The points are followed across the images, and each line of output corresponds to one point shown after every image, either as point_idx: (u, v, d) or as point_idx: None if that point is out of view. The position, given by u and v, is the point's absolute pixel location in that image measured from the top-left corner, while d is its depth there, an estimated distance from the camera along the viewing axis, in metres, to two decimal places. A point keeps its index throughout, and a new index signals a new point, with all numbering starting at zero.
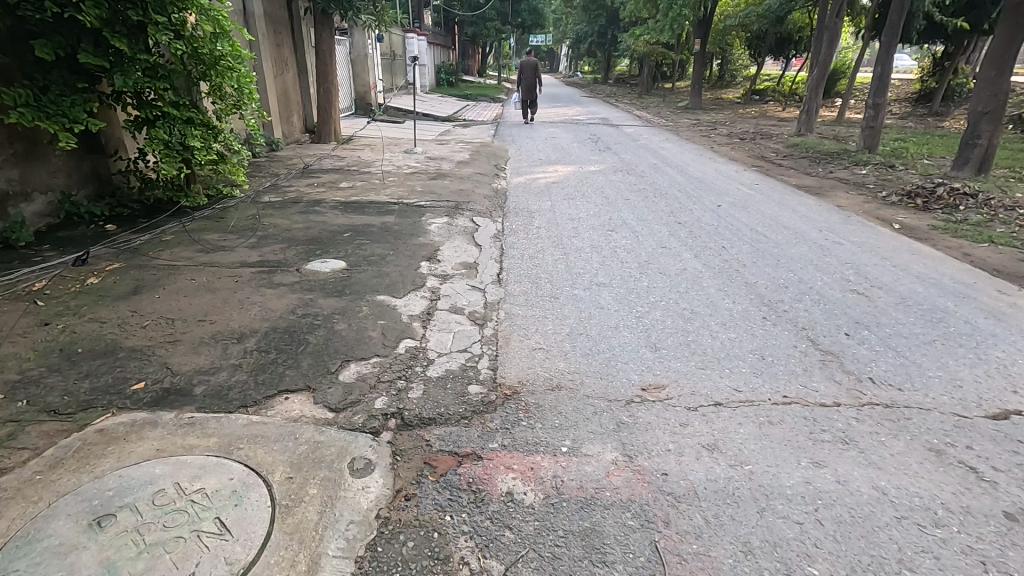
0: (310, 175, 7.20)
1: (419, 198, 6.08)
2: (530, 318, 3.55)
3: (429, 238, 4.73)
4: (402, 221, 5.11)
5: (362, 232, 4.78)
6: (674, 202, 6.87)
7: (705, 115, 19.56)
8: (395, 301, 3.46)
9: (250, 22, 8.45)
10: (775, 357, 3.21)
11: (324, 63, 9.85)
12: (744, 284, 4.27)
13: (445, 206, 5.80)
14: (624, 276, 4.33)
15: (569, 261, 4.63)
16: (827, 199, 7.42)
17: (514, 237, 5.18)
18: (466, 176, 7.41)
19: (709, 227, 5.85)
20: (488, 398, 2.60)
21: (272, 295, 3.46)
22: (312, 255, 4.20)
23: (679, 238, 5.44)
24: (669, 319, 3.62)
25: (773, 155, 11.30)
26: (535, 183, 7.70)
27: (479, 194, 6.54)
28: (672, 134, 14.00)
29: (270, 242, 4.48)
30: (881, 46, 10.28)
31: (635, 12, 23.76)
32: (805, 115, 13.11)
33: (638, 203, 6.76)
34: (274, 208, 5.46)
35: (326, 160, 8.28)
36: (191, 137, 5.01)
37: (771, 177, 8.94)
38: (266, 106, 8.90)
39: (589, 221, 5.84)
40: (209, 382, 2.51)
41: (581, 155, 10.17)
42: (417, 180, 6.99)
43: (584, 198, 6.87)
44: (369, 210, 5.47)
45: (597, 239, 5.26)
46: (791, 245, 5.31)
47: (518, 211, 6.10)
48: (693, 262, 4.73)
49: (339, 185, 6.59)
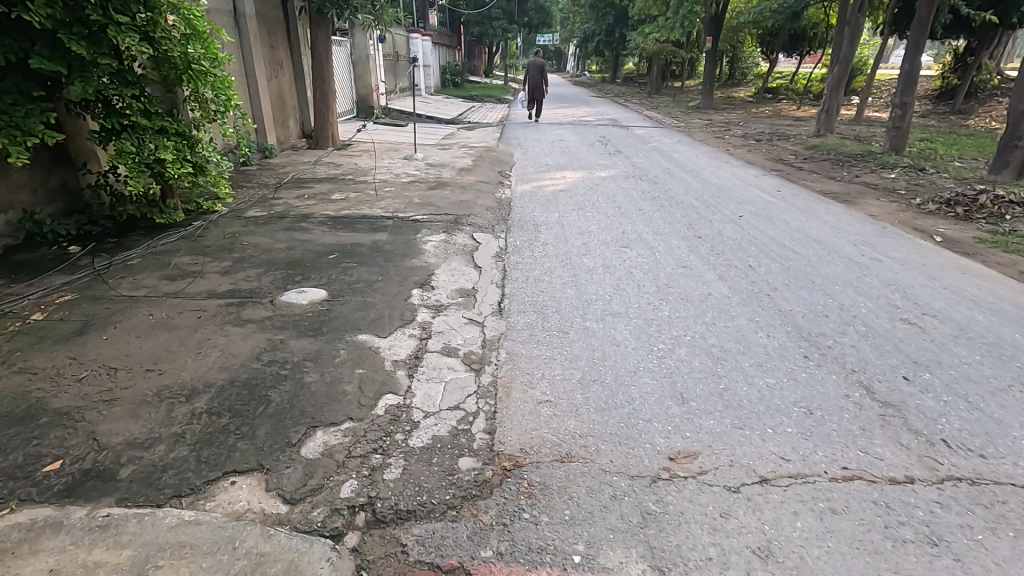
0: (301, 185, 6.76)
1: (416, 212, 5.62)
2: (536, 359, 3.07)
3: (423, 260, 4.26)
4: (395, 240, 4.65)
5: (349, 252, 4.32)
6: (692, 212, 6.36)
7: (717, 115, 18.96)
8: (378, 342, 2.99)
9: (240, 22, 8.03)
10: (825, 411, 2.70)
11: (320, 64, 9.42)
12: (778, 313, 3.77)
13: (443, 221, 5.34)
14: (641, 304, 3.84)
15: (579, 285, 4.15)
16: (858, 207, 6.88)
17: (519, 256, 4.70)
18: (469, 185, 6.94)
19: (731, 242, 5.34)
20: (482, 477, 2.13)
21: (236, 335, 3.00)
22: (291, 282, 3.75)
23: (700, 255, 4.94)
24: (696, 360, 3.12)
25: (793, 157, 10.75)
26: (542, 191, 7.21)
27: (481, 206, 6.06)
28: (684, 136, 13.46)
29: (246, 266, 4.03)
30: (908, 42, 9.71)
31: (644, 10, 23.18)
32: (824, 115, 12.53)
33: (653, 213, 6.26)
34: (258, 225, 5.01)
35: (320, 168, 7.83)
36: (164, 148, 4.56)
37: (793, 183, 8.40)
38: (258, 110, 8.48)
39: (601, 235, 5.35)
40: (140, 461, 2.05)
41: (590, 159, 9.68)
42: (416, 190, 6.54)
43: (595, 209, 6.39)
44: (360, 226, 5.01)
45: (610, 257, 4.77)
46: (825, 263, 4.79)
47: (523, 224, 5.63)
48: (717, 285, 4.23)
49: (331, 197, 6.15)
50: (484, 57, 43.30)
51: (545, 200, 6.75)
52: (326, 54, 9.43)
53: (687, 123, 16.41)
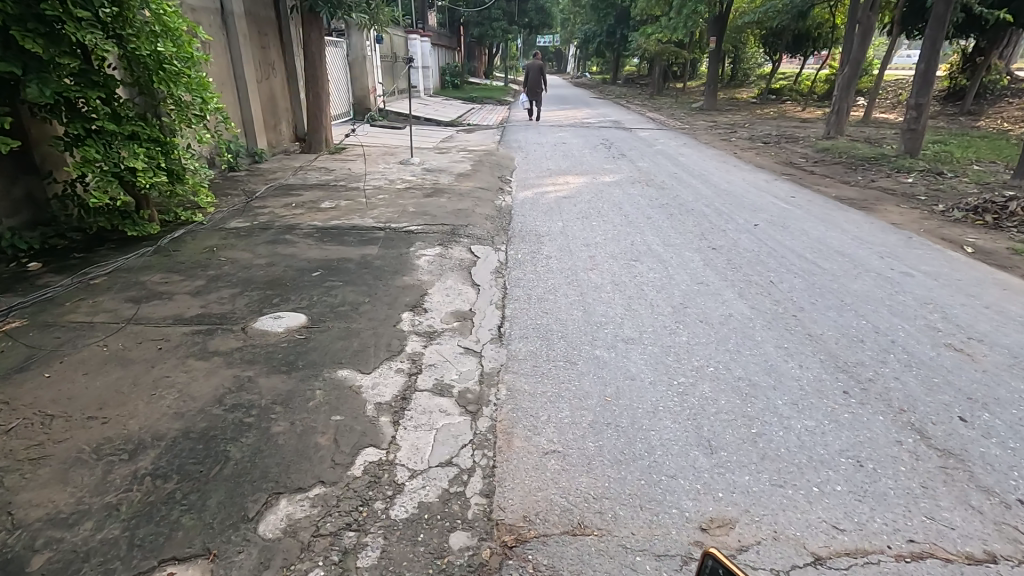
0: (290, 193, 6.38)
1: (410, 222, 5.24)
2: (541, 398, 2.70)
3: (414, 277, 3.88)
4: (386, 255, 4.28)
5: (334, 269, 3.95)
6: (704, 221, 5.99)
7: (722, 116, 18.57)
8: (360, 379, 2.62)
9: (228, 22, 7.67)
10: (876, 462, 2.33)
11: (313, 66, 9.06)
12: (808, 338, 3.40)
13: (439, 232, 4.96)
14: (655, 328, 3.47)
15: (587, 306, 3.78)
16: (879, 214, 6.50)
17: (520, 271, 4.33)
18: (467, 192, 6.58)
19: (748, 254, 4.97)
20: (478, 559, 1.76)
21: (198, 371, 2.62)
22: (267, 304, 3.38)
23: (716, 269, 4.57)
24: (722, 399, 2.75)
25: (803, 160, 10.39)
26: (544, 198, 6.84)
27: (480, 215, 5.69)
28: (690, 138, 13.07)
29: (220, 285, 3.66)
30: (924, 41, 9.34)
31: (647, 9, 22.81)
32: (834, 117, 12.15)
33: (663, 223, 5.89)
34: (238, 237, 4.65)
35: (311, 174, 7.46)
36: (134, 155, 4.17)
37: (808, 188, 8.02)
38: (247, 113, 8.11)
39: (609, 248, 4.97)
40: (60, 545, 1.67)
41: (594, 163, 9.30)
42: (410, 198, 6.16)
43: (600, 217, 6.02)
44: (348, 239, 4.64)
45: (618, 272, 4.40)
46: (852, 279, 4.41)
47: (524, 235, 5.25)
48: (738, 306, 3.85)
49: (320, 205, 5.77)
50: (483, 58, 42.88)
51: (548, 208, 6.37)
52: (319, 55, 9.08)
53: (692, 125, 16.03)
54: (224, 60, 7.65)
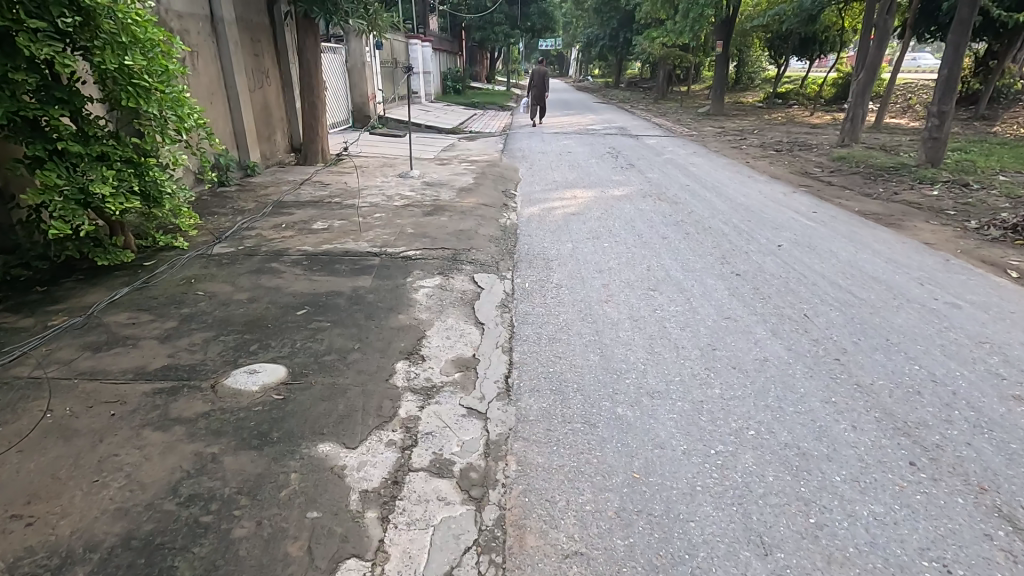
0: (280, 211, 5.99)
1: (407, 246, 4.85)
2: (557, 475, 2.29)
3: (411, 316, 3.48)
4: (380, 287, 3.88)
5: (323, 307, 3.56)
6: (724, 241, 5.58)
7: (729, 122, 18.15)
8: (344, 457, 2.22)
9: (218, 29, 7.31)
10: (968, 569, 1.92)
11: (309, 73, 8.68)
12: (857, 390, 2.99)
13: (439, 258, 4.57)
14: (684, 378, 3.06)
15: (604, 348, 3.37)
16: (909, 233, 6.08)
17: (528, 305, 3.93)
18: (469, 209, 6.20)
19: (775, 281, 4.56)
20: None
21: (153, 447, 2.22)
22: (244, 352, 2.98)
23: (743, 299, 4.16)
24: (769, 475, 2.35)
25: (819, 170, 9.99)
26: (551, 215, 6.44)
27: (483, 236, 5.28)
28: (699, 146, 12.66)
29: (193, 327, 3.27)
30: (947, 46, 8.95)
31: (652, 13, 22.44)
32: (849, 124, 11.74)
33: (680, 243, 5.48)
34: (220, 266, 4.26)
35: (305, 189, 7.07)
36: (99, 178, 3.76)
37: (828, 201, 7.60)
38: (239, 124, 7.73)
39: (624, 275, 4.57)
40: None
41: (601, 175, 8.90)
42: (409, 217, 5.76)
43: (612, 237, 5.63)
44: (340, 268, 4.25)
45: (636, 304, 4.01)
46: (894, 311, 4.00)
47: (531, 259, 4.86)
48: (773, 347, 3.45)
49: (311, 226, 5.38)
50: (485, 62, 42.52)
51: (556, 227, 5.97)
52: (315, 63, 8.69)
53: (698, 132, 15.62)
54: (213, 69, 7.28)
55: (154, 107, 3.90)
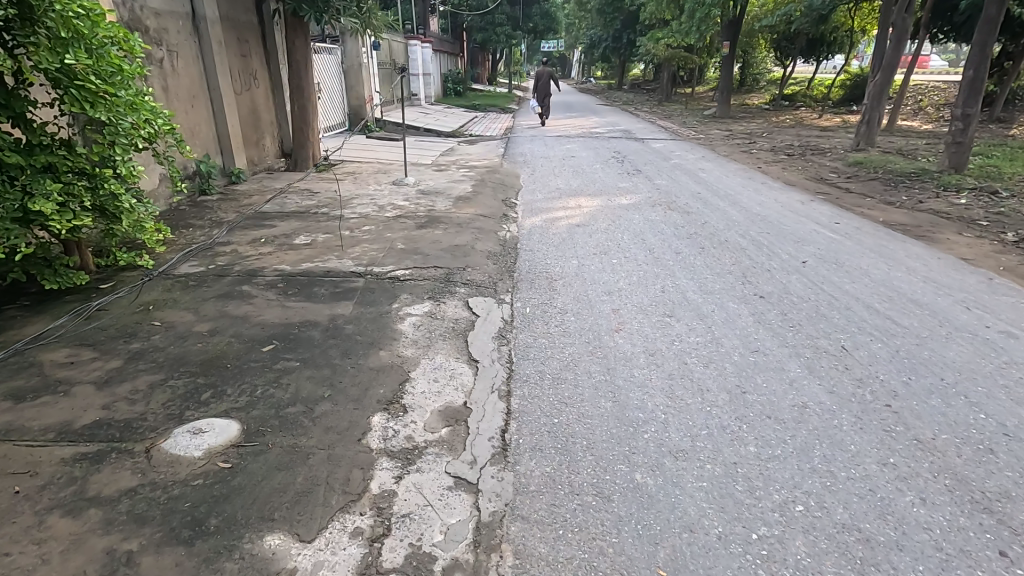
0: (262, 223, 5.54)
1: (396, 263, 4.40)
2: (565, 572, 1.83)
3: (394, 353, 3.02)
4: (361, 316, 3.43)
5: (294, 341, 3.11)
6: (743, 257, 5.11)
7: (737, 125, 17.67)
8: (297, 556, 1.76)
9: (200, 28, 6.88)
10: None
11: (299, 76, 8.26)
12: (919, 449, 2.52)
13: (430, 279, 4.12)
14: (711, 432, 2.61)
15: (617, 391, 2.91)
16: (942, 246, 5.60)
17: (529, 336, 3.47)
18: (466, 220, 5.75)
19: (803, 303, 4.11)
20: None
21: (56, 543, 1.76)
22: (195, 402, 2.52)
23: (770, 327, 3.71)
24: (829, 572, 1.88)
25: (834, 176, 9.53)
26: (554, 227, 5.99)
27: (480, 252, 4.82)
28: (708, 150, 12.19)
29: (140, 367, 2.82)
30: (973, 45, 8.49)
31: (656, 13, 21.98)
32: (865, 127, 11.24)
33: (695, 260, 5.03)
34: (184, 289, 3.81)
35: (292, 198, 6.62)
36: (43, 194, 3.28)
37: (849, 211, 7.14)
38: (223, 129, 7.30)
39: (637, 298, 4.11)
40: None
41: (607, 181, 8.44)
42: (400, 229, 5.31)
43: (620, 252, 5.17)
44: (318, 292, 3.80)
45: (651, 334, 3.56)
46: (943, 343, 3.53)
47: (533, 279, 4.41)
48: (812, 389, 2.98)
49: (293, 241, 4.93)
50: (486, 64, 42.11)
51: (560, 240, 5.51)
52: (305, 64, 8.27)
53: (706, 135, 15.18)
54: (195, 70, 6.85)
55: (102, 111, 3.42)
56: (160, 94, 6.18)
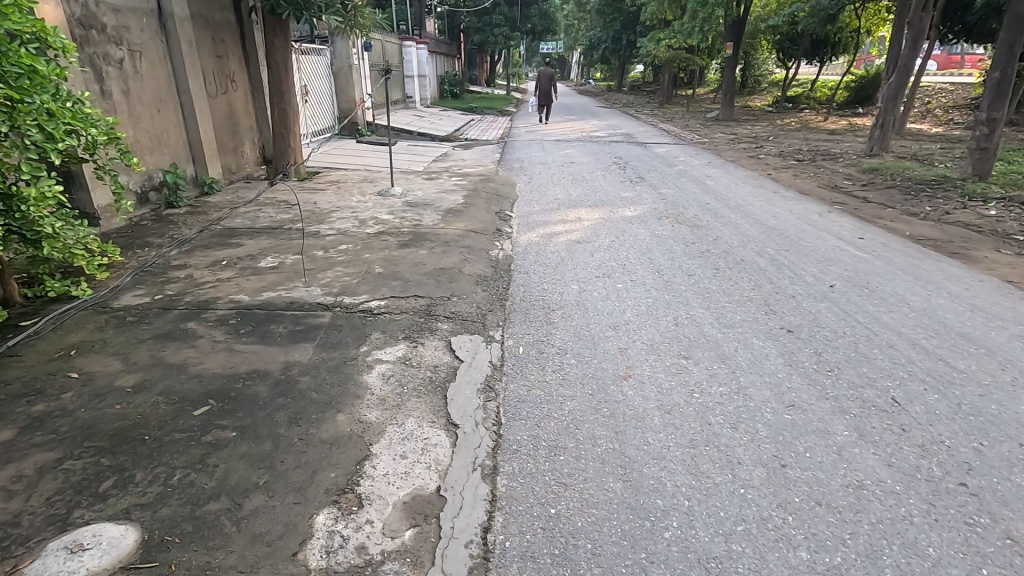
0: (228, 241, 5.00)
1: (371, 293, 3.84)
2: None
3: (355, 417, 2.47)
4: (321, 364, 2.88)
5: (235, 399, 2.56)
6: (762, 281, 4.58)
7: (741, 128, 17.17)
8: None
9: (167, 26, 6.34)
10: None
11: (278, 77, 7.72)
12: (1018, 554, 1.97)
13: (409, 312, 3.57)
14: (750, 529, 2.06)
15: (628, 467, 2.36)
16: (982, 266, 5.05)
17: (521, 386, 2.92)
18: (455, 237, 5.21)
19: (839, 340, 3.57)
20: None
21: None
22: (90, 496, 1.96)
23: (804, 372, 3.17)
24: None
25: (849, 183, 9.01)
26: (552, 243, 5.46)
27: (468, 276, 4.27)
28: (714, 155, 11.64)
29: (36, 439, 2.26)
30: (1000, 45, 8.00)
31: (658, 13, 21.46)
32: (879, 131, 10.71)
33: (710, 284, 4.49)
34: (119, 327, 3.26)
35: (266, 211, 6.08)
36: None
37: (871, 223, 6.61)
38: (194, 135, 6.76)
39: (647, 335, 3.57)
40: None
41: (609, 190, 7.90)
42: (380, 249, 4.76)
43: (626, 275, 4.64)
44: (274, 330, 3.24)
45: (665, 383, 3.02)
46: (1013, 393, 2.98)
47: (528, 311, 3.87)
48: (866, 461, 2.44)
49: (258, 263, 4.38)
50: (485, 64, 41.65)
51: (558, 260, 4.97)
52: (285, 65, 7.72)
53: (710, 139, 14.69)
54: (162, 72, 6.31)
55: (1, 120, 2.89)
56: (119, 97, 5.65)
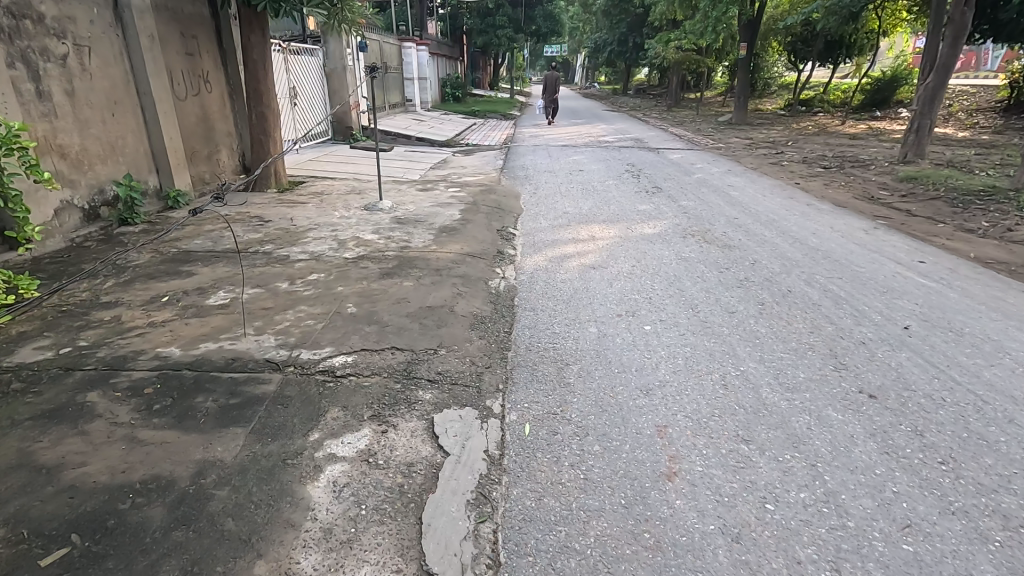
0: (178, 269, 4.20)
1: (336, 344, 3.04)
2: None
3: (282, 572, 1.65)
4: (249, 467, 2.06)
5: (110, 535, 1.75)
6: (820, 320, 3.77)
7: (755, 132, 16.35)
8: None
9: (123, 16, 5.55)
10: None
11: (256, 77, 6.95)
12: None
13: (382, 375, 2.76)
14: None
15: None
16: None
17: (527, 496, 2.11)
18: (449, 263, 4.40)
19: (941, 412, 2.74)
20: None
21: None
22: None
23: (909, 467, 2.35)
24: None
25: (886, 193, 8.19)
26: (563, 269, 4.65)
27: (461, 318, 3.47)
28: (733, 162, 10.80)
29: None
30: None
31: (668, 13, 20.66)
32: (914, 136, 9.86)
33: (759, 325, 3.67)
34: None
35: (234, 229, 5.30)
36: None
37: (925, 242, 5.78)
38: (157, 143, 5.98)
39: (691, 405, 2.75)
40: None
41: (623, 202, 7.09)
42: (356, 281, 3.96)
43: (653, 311, 3.83)
44: (200, 405, 2.44)
45: (725, 486, 2.21)
46: None
47: (537, 368, 3.05)
48: None
49: (207, 300, 3.59)
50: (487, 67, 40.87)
51: (570, 291, 4.17)
52: (263, 63, 6.95)
53: (726, 143, 13.87)
54: (118, 70, 5.53)
55: None
56: (61, 98, 4.87)
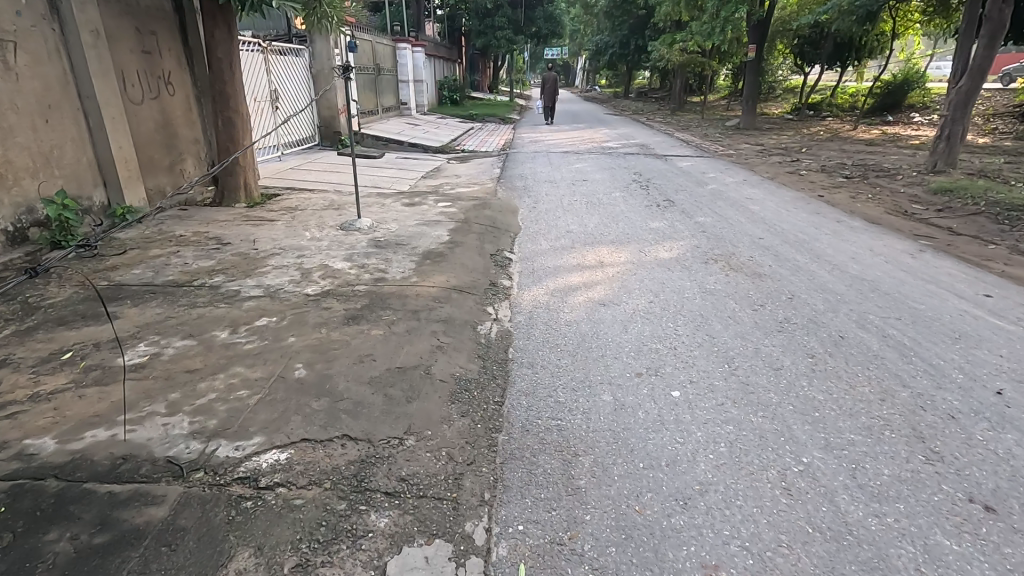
0: (99, 310, 3.46)
1: (269, 432, 2.28)
2: None
3: None
4: None
5: None
6: (890, 380, 3.02)
7: (766, 138, 15.61)
8: None
9: (59, 6, 4.79)
10: None
11: (221, 78, 6.22)
12: None
13: (323, 487, 2.00)
14: None
15: None
16: None
17: None
18: (431, 302, 3.65)
19: None
20: None
21: None
22: None
23: None
24: None
25: (921, 207, 7.45)
26: (568, 306, 3.90)
27: (440, 385, 2.71)
28: (747, 171, 10.05)
29: None
30: None
31: (673, 13, 19.92)
32: (944, 143, 9.09)
33: (816, 390, 2.91)
34: None
35: (183, 255, 4.54)
36: None
37: (983, 269, 5.01)
38: (104, 152, 5.24)
39: (747, 527, 2.00)
40: None
41: (633, 219, 6.34)
42: (314, 328, 3.21)
43: (679, 369, 3.07)
44: (48, 548, 1.68)
45: None
46: None
47: (537, 462, 2.29)
48: None
49: (118, 358, 2.83)
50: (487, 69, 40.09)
51: (577, 337, 3.42)
52: (229, 62, 6.22)
53: (737, 150, 13.13)
54: (55, 69, 4.80)
55: None
56: None
